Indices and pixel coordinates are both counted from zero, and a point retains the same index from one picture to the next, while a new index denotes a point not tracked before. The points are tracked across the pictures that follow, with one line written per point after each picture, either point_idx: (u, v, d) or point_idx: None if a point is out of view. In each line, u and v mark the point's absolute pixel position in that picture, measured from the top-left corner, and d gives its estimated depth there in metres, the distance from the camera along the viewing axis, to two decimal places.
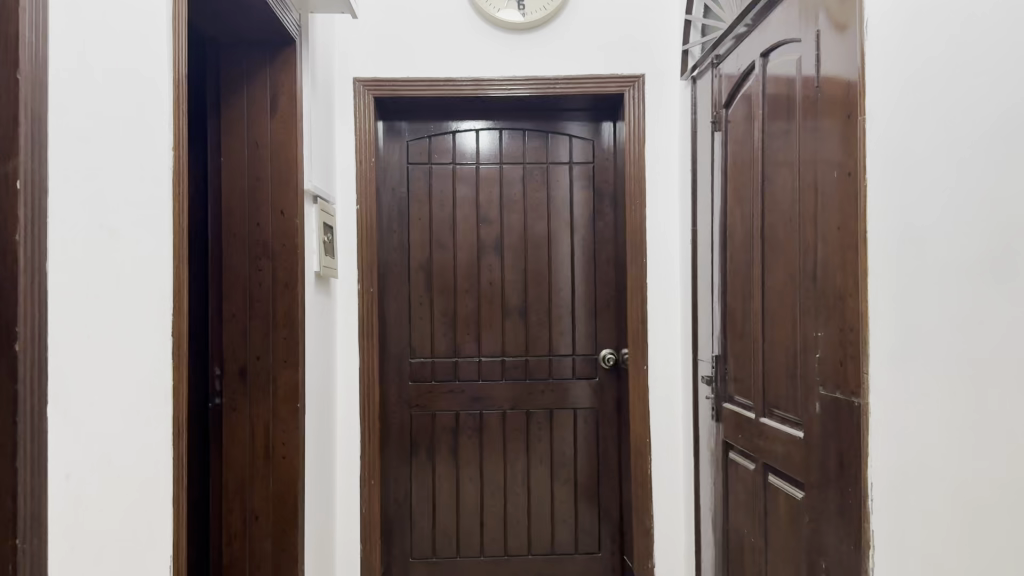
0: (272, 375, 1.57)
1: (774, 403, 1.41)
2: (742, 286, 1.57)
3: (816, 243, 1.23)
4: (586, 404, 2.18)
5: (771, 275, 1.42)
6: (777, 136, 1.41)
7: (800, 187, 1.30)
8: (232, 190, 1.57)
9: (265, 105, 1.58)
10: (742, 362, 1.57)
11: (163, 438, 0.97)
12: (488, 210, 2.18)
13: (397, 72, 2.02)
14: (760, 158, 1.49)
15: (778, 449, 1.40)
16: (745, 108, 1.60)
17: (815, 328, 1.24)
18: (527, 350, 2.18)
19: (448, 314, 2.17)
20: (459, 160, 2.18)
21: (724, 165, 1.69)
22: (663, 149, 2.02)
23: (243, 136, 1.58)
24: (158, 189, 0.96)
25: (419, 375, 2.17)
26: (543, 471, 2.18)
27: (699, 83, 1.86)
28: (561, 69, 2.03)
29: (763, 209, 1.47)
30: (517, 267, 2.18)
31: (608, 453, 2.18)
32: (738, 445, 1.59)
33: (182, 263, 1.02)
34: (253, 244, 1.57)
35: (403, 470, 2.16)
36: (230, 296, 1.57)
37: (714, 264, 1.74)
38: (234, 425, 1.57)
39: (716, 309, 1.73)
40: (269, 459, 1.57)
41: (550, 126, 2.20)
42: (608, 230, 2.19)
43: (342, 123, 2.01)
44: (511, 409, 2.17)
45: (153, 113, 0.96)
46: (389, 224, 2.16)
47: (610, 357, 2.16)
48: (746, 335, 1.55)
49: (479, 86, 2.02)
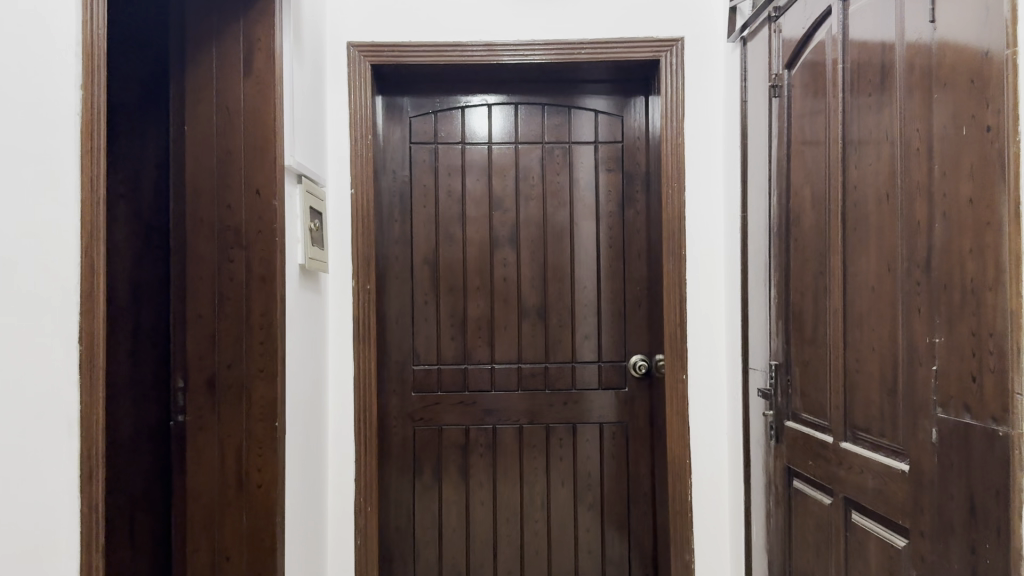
0: (246, 386, 1.31)
1: (863, 427, 1.14)
2: (813, 283, 1.30)
3: (932, 223, 0.96)
4: (613, 418, 1.91)
5: (858, 268, 1.15)
6: (866, 100, 1.14)
7: (904, 156, 1.03)
8: (198, 167, 1.31)
9: (236, 64, 1.32)
10: (813, 374, 1.30)
11: (68, 488, 0.70)
12: (502, 197, 1.91)
13: (399, 35, 1.76)
14: (840, 128, 1.22)
15: (868, 483, 1.13)
16: (814, 71, 1.32)
17: (930, 333, 0.96)
18: (547, 356, 1.91)
19: (458, 316, 1.90)
20: (469, 140, 1.92)
21: (788, 141, 1.41)
22: (704, 124, 1.75)
23: (212, 101, 1.32)
24: (53, 136, 0.69)
25: (423, 384, 1.90)
26: (565, 493, 1.91)
27: (750, 46, 1.59)
28: (586, 33, 1.76)
29: (847, 187, 1.19)
30: (535, 263, 1.91)
31: (639, 474, 1.91)
32: (807, 473, 1.32)
33: (96, 244, 0.74)
34: (224, 230, 1.31)
35: (405, 494, 1.89)
36: (195, 294, 1.31)
37: (772, 255, 1.47)
38: (200, 447, 1.31)
39: (773, 310, 1.46)
40: (243, 488, 1.31)
41: (571, 99, 1.92)
42: (639, 219, 1.92)
43: (334, 92, 1.74)
44: (528, 424, 1.90)
45: (45, 33, 0.69)
46: (390, 213, 1.90)
47: (642, 364, 1.89)
48: (818, 341, 1.28)
49: (492, 52, 1.76)
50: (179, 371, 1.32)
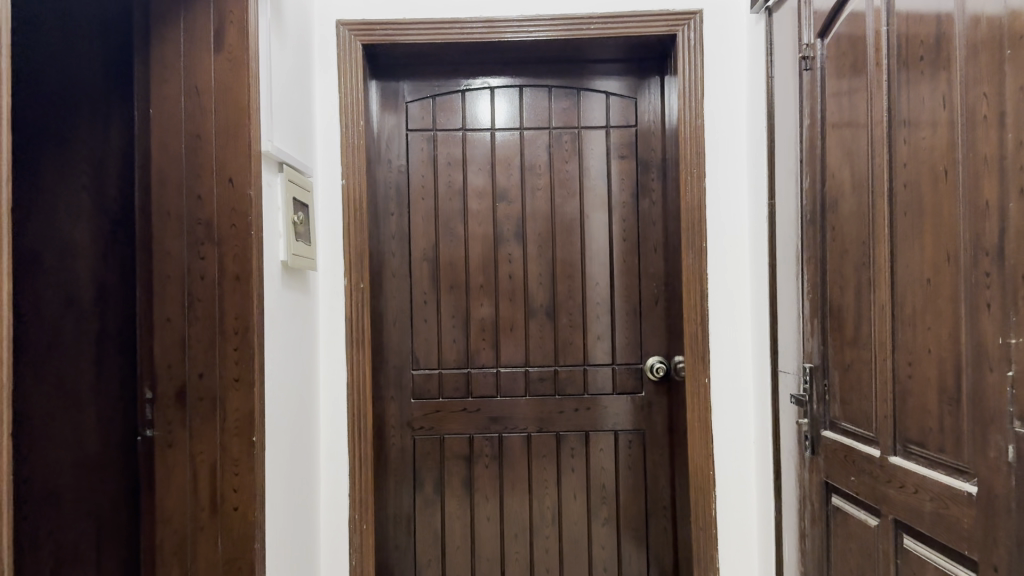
0: (219, 398, 1.18)
1: (917, 441, 1.00)
2: (855, 277, 1.15)
3: (1005, 203, 0.81)
4: (629, 425, 1.77)
5: (910, 258, 1.00)
6: (917, 69, 0.98)
7: (968, 129, 0.88)
8: (163, 154, 1.18)
9: (205, 38, 1.18)
10: (855, 379, 1.15)
11: None
12: (507, 188, 1.77)
13: (393, 12, 1.62)
14: (884, 104, 1.07)
15: (925, 505, 0.98)
16: (851, 43, 1.17)
17: (1004, 333, 0.82)
18: (557, 358, 1.77)
19: (460, 316, 1.77)
20: (470, 127, 1.78)
21: (822, 121, 1.26)
22: (726, 104, 1.61)
23: (179, 80, 1.18)
24: None
25: (424, 391, 1.76)
26: (579, 506, 1.77)
27: (776, 17, 1.44)
28: (596, 7, 1.62)
29: (894, 168, 1.04)
30: (543, 258, 1.77)
31: (658, 485, 1.76)
32: (848, 490, 1.18)
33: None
34: (193, 224, 1.18)
35: (404, 509, 1.76)
36: (162, 295, 1.18)
37: (806, 247, 1.32)
38: (170, 467, 1.18)
39: (807, 306, 1.31)
40: (218, 512, 1.18)
41: (581, 80, 1.78)
42: (655, 210, 1.77)
43: (322, 74, 1.61)
44: (537, 433, 1.76)
45: None
46: (386, 206, 1.77)
47: (660, 367, 1.74)
48: (862, 342, 1.13)
49: (493, 29, 1.62)
50: (147, 381, 1.18)
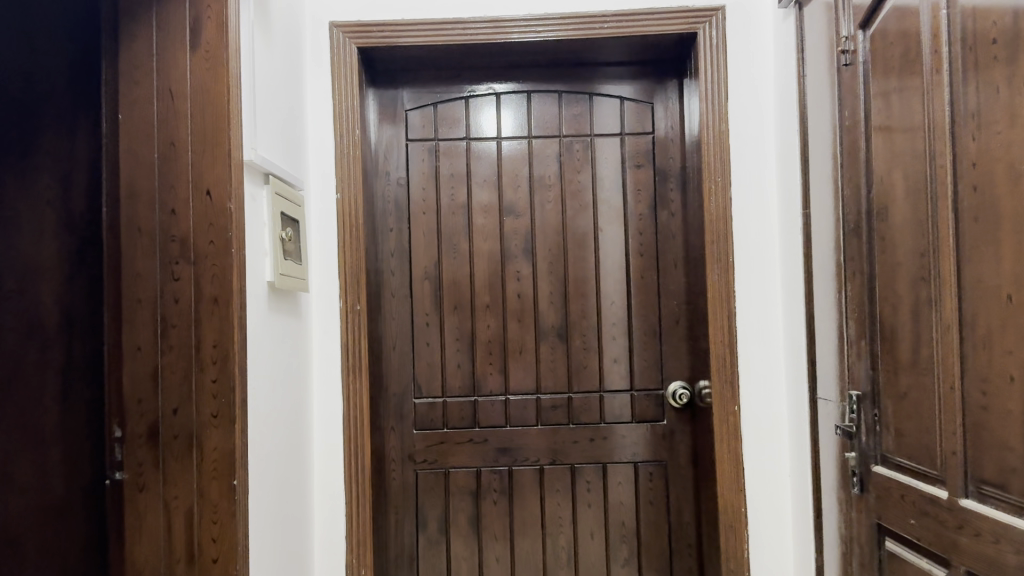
0: (196, 436, 1.05)
1: (995, 483, 0.86)
2: (911, 295, 1.02)
3: None
4: (649, 456, 1.63)
5: (982, 272, 0.87)
6: (987, 57, 0.86)
7: None
8: (135, 163, 1.05)
9: (180, 35, 1.07)
10: (913, 409, 1.02)
11: None
12: (514, 201, 1.65)
13: (390, 13, 1.51)
14: (944, 101, 0.94)
15: (1006, 557, 0.84)
16: (901, 34, 1.04)
17: None
18: (570, 385, 1.63)
19: (465, 339, 1.64)
20: (475, 136, 1.66)
21: (865, 123, 1.14)
22: (752, 107, 1.49)
23: (151, 83, 1.06)
24: None
25: (427, 421, 1.63)
26: (595, 545, 1.62)
27: (808, 10, 1.32)
28: (609, 5, 1.50)
29: (959, 172, 0.91)
30: (555, 277, 1.64)
31: (681, 521, 1.62)
32: (907, 535, 1.04)
33: None
34: (166, 241, 1.05)
35: (406, 550, 1.62)
36: (132, 321, 1.04)
37: (849, 261, 1.19)
38: (141, 514, 1.04)
39: (851, 327, 1.18)
40: (195, 565, 1.04)
41: (592, 85, 1.66)
42: (674, 222, 1.65)
43: (314, 79, 1.50)
44: (550, 465, 1.63)
45: None
46: (384, 222, 1.65)
47: (684, 393, 1.61)
48: (922, 367, 1.00)
49: (498, 29, 1.51)
50: (115, 417, 1.05)
